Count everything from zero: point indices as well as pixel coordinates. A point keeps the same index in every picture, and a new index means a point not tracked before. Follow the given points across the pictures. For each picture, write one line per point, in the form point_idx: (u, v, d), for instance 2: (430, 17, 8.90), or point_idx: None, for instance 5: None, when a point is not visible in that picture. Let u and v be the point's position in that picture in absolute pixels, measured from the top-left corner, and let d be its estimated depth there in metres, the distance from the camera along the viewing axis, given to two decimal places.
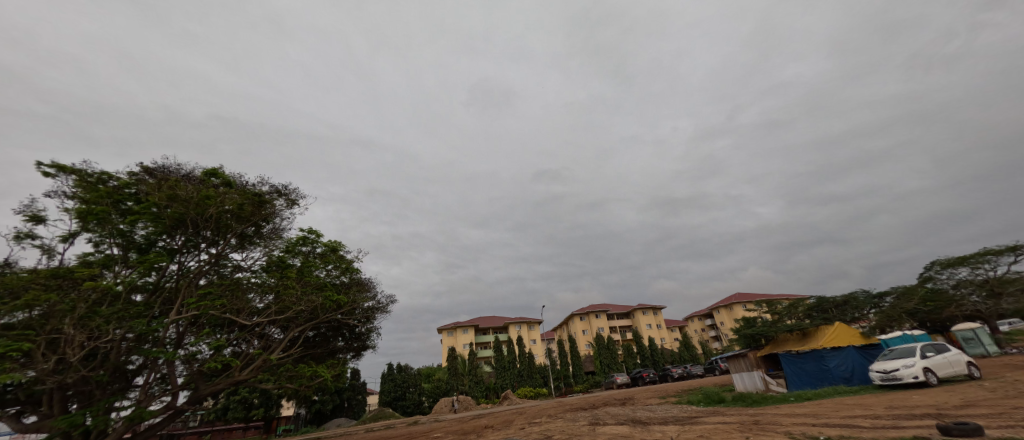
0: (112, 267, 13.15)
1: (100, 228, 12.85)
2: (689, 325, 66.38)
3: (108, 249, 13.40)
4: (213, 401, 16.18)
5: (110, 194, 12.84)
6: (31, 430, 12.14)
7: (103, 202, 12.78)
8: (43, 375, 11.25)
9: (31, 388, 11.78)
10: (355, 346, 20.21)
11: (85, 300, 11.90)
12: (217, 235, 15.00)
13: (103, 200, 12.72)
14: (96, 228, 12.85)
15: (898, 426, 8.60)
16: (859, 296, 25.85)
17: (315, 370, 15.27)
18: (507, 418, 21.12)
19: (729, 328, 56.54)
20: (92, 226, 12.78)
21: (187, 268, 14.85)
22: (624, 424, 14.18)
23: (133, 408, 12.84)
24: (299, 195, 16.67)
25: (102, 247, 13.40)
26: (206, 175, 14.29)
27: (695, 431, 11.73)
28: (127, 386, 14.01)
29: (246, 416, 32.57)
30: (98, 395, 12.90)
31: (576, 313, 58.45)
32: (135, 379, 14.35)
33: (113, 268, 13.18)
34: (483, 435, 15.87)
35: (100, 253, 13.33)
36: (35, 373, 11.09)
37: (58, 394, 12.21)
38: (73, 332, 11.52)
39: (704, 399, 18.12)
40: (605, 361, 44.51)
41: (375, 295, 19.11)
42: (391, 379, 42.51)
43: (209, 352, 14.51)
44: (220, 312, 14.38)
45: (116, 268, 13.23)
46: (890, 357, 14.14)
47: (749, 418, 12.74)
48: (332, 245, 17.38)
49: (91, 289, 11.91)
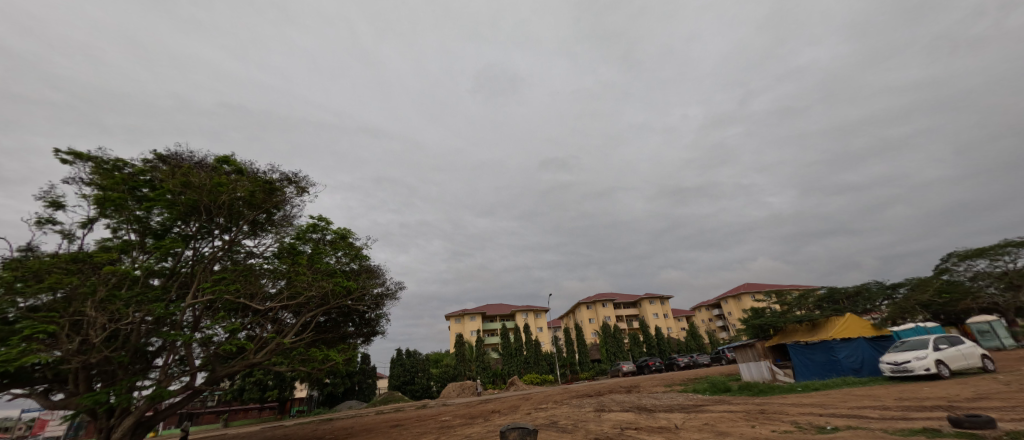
0: (129, 252, 13.46)
1: (117, 214, 13.14)
2: (696, 315, 66.26)
3: (125, 234, 13.71)
4: (229, 382, 16.63)
5: (126, 181, 13.07)
6: (59, 407, 12.65)
7: (119, 189, 13.04)
8: (67, 355, 11.67)
9: (57, 367, 12.22)
10: (364, 332, 20.55)
11: (105, 284, 12.23)
12: (230, 222, 15.22)
13: (118, 186, 12.97)
14: (114, 214, 13.15)
15: (908, 418, 8.58)
16: (871, 287, 25.57)
17: (326, 354, 15.52)
18: (514, 403, 21.53)
19: (737, 318, 56.37)
20: (109, 212, 13.08)
21: (202, 254, 15.15)
22: (629, 411, 14.32)
23: (154, 387, 13.25)
24: (309, 183, 16.79)
25: (119, 233, 13.72)
26: (219, 162, 14.44)
27: (701, 418, 11.79)
28: (147, 367, 14.45)
29: (262, 397, 33.16)
30: (120, 375, 13.33)
31: (583, 302, 58.60)
32: (155, 361, 14.79)
33: (131, 253, 13.50)
34: (490, 420, 16.17)
35: (118, 239, 13.64)
36: (60, 353, 11.52)
37: (82, 373, 12.65)
38: (94, 314, 11.91)
39: (710, 388, 18.22)
40: (612, 350, 44.74)
41: (384, 282, 19.32)
42: (400, 364, 43.19)
43: (225, 336, 14.86)
44: (235, 296, 14.70)
45: (134, 253, 13.56)
46: (902, 349, 14.01)
47: (756, 407, 12.80)
48: (342, 232, 17.52)
49: (111, 273, 12.24)
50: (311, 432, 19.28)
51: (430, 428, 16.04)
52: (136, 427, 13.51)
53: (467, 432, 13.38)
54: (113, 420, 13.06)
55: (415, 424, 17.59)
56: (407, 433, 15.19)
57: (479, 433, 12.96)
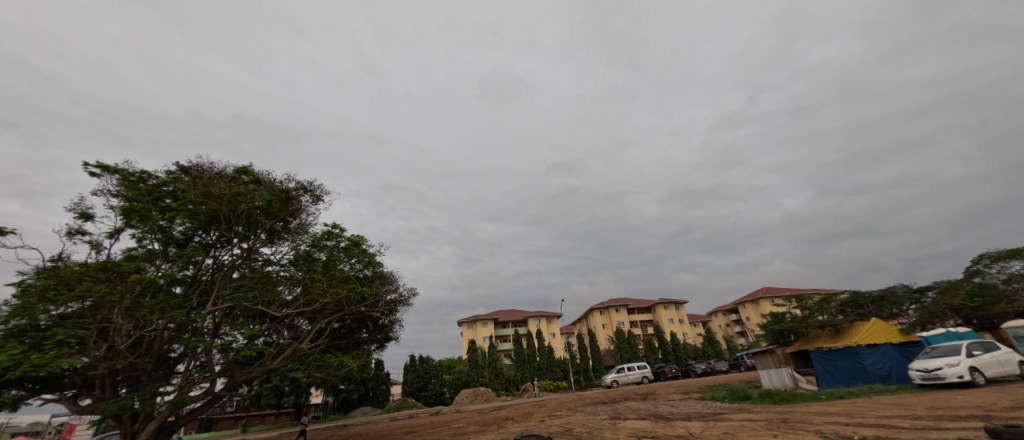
0: (153, 261, 13.81)
1: (142, 224, 13.56)
2: (713, 320, 65.23)
3: (149, 244, 14.10)
4: (247, 388, 16.82)
5: (150, 192, 13.47)
6: (87, 412, 12.96)
7: (144, 200, 13.44)
8: (95, 361, 11.96)
9: (86, 373, 12.56)
10: (379, 338, 20.69)
11: (131, 292, 12.61)
12: (249, 231, 15.47)
13: (144, 197, 13.38)
14: (139, 224, 13.57)
15: (940, 427, 8.27)
16: (898, 291, 24.81)
17: (341, 361, 15.65)
18: (528, 410, 21.36)
19: (757, 323, 55.19)
20: (135, 222, 13.49)
21: (221, 262, 15.46)
22: (645, 419, 14.14)
23: (176, 393, 13.44)
24: (324, 191, 17.04)
25: (144, 243, 14.10)
26: (238, 172, 14.84)
27: (720, 427, 11.58)
28: (170, 373, 14.73)
29: (278, 403, 33.69)
30: (144, 380, 13.62)
31: (595, 307, 58.06)
32: (177, 367, 15.05)
33: (155, 262, 13.85)
34: (505, 427, 16.11)
35: (142, 248, 14.02)
36: (88, 359, 11.84)
37: (109, 379, 12.96)
38: (120, 321, 12.24)
39: (729, 395, 17.85)
40: (626, 356, 44.15)
41: (398, 288, 19.39)
42: (414, 370, 43.33)
43: (243, 342, 15.07)
44: (253, 303, 15.03)
45: (157, 262, 13.88)
46: (933, 355, 13.51)
47: (777, 416, 12.50)
48: (355, 239, 17.66)
49: (138, 281, 12.61)
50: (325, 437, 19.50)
51: (444, 434, 16.00)
52: (159, 431, 13.74)
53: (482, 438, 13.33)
54: (136, 425, 13.31)
55: (430, 431, 17.66)
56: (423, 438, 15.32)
57: None
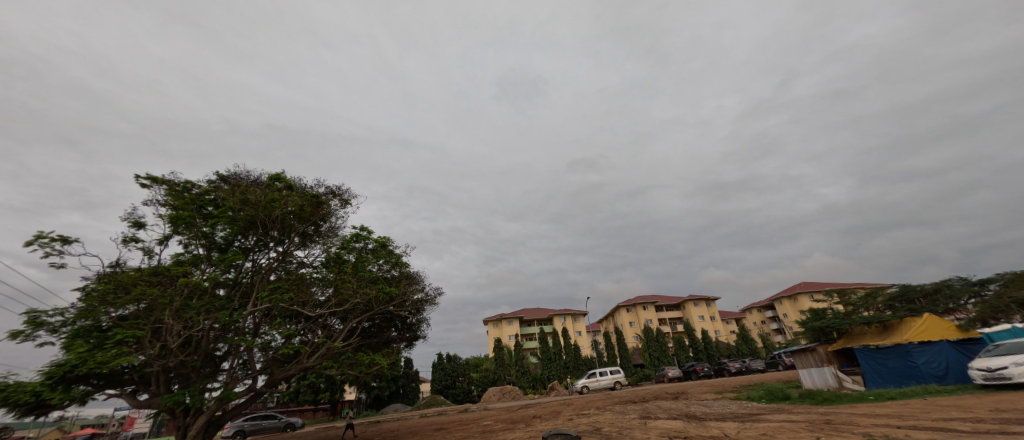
0: (199, 265, 14.28)
1: (188, 231, 14.12)
2: (747, 317, 63.12)
3: (195, 249, 14.63)
4: (286, 386, 17.16)
5: (194, 200, 14.03)
6: (145, 406, 13.49)
7: (189, 208, 14.00)
8: (150, 359, 12.46)
9: (143, 370, 13.10)
10: (407, 336, 20.77)
11: (181, 295, 13.03)
12: (284, 235, 15.73)
13: (188, 206, 13.95)
14: (186, 231, 14.15)
15: (1008, 432, 7.45)
16: (952, 283, 23.02)
17: (373, 359, 15.75)
18: (555, 409, 21.08)
19: (794, 320, 52.99)
20: (181, 229, 14.06)
21: (260, 265, 15.82)
22: (676, 419, 13.56)
23: (223, 389, 13.85)
24: (352, 195, 17.23)
25: (190, 248, 14.64)
26: (271, 179, 15.15)
27: (757, 428, 10.96)
28: (216, 370, 15.20)
29: (315, 399, 34.65)
30: (194, 377, 14.10)
31: (621, 305, 57.05)
32: (222, 364, 15.51)
33: (200, 266, 14.30)
34: (533, 425, 15.89)
35: (189, 253, 14.55)
36: (144, 357, 12.34)
37: (162, 376, 13.48)
38: (172, 321, 12.71)
39: (767, 395, 17.00)
40: (655, 354, 43.09)
41: (424, 287, 19.39)
42: (441, 368, 43.71)
43: (282, 341, 15.37)
44: (289, 304, 15.31)
45: (203, 266, 14.34)
46: (996, 353, 12.42)
47: (820, 418, 11.72)
48: (382, 241, 17.74)
49: (185, 284, 12.99)
50: (358, 433, 19.83)
51: (472, 431, 15.92)
52: (209, 425, 14.24)
53: (509, 435, 13.18)
54: (188, 419, 13.98)
55: (459, 427, 17.65)
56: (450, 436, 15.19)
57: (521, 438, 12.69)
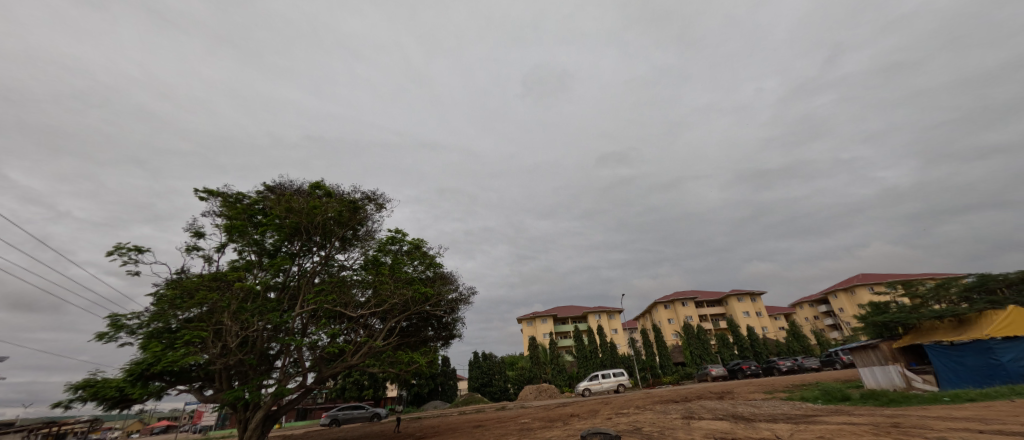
0: (252, 271, 14.85)
1: (241, 238, 14.76)
2: (798, 313, 59.84)
3: (248, 256, 15.24)
4: (332, 383, 17.53)
5: (245, 210, 14.77)
6: (210, 401, 14.08)
7: (241, 217, 14.71)
8: (214, 357, 13.00)
9: (207, 368, 13.73)
10: (443, 335, 20.77)
11: (237, 298, 13.56)
12: (325, 240, 16.04)
13: (240, 216, 14.67)
14: (239, 239, 14.81)
15: None
16: None
17: (411, 357, 15.77)
18: (593, 407, 20.50)
19: (852, 314, 49.74)
20: (235, 237, 14.75)
21: (305, 269, 16.21)
22: (722, 420, 12.73)
23: (277, 385, 14.25)
24: (386, 199, 17.36)
25: (244, 254, 15.27)
26: (312, 187, 15.52)
27: (814, 431, 10.07)
28: (270, 368, 15.71)
29: (359, 396, 35.65)
30: (252, 374, 14.62)
31: (658, 301, 55.36)
32: (275, 362, 16.01)
33: (253, 271, 14.84)
34: (570, 423, 15.44)
35: (243, 259, 15.17)
36: (208, 356, 12.89)
37: (224, 373, 14.07)
38: (230, 323, 13.20)
39: (823, 396, 15.77)
40: (697, 352, 41.44)
41: (458, 287, 19.30)
42: (478, 367, 43.90)
43: (328, 340, 15.66)
44: (332, 306, 15.57)
45: (255, 271, 14.87)
46: None
47: (886, 420, 10.64)
48: (416, 242, 17.78)
49: (241, 288, 13.48)
50: (399, 429, 20.09)
51: (509, 429, 15.67)
52: (265, 419, 14.67)
53: (547, 434, 12.81)
54: (248, 413, 14.45)
55: (496, 425, 17.45)
56: (487, 434, 14.99)
57: (557, 437, 12.27)
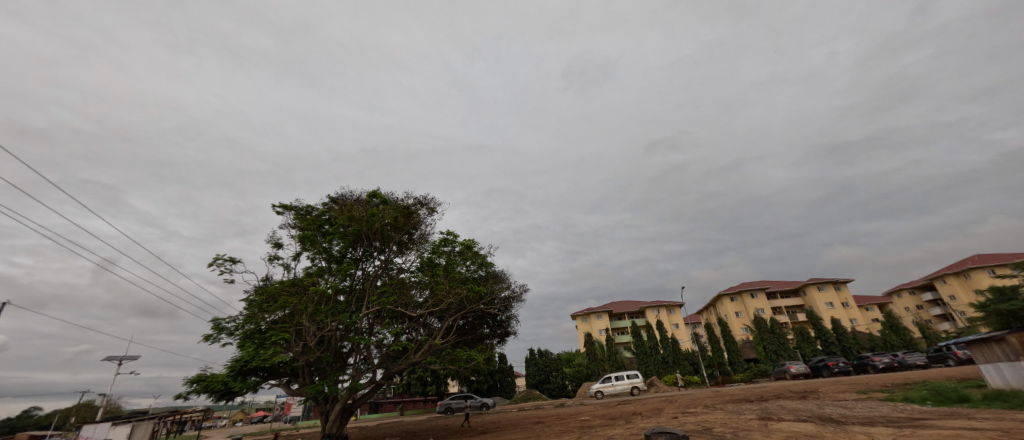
0: (324, 276, 15.48)
1: (312, 247, 15.43)
2: (896, 302, 53.57)
3: (319, 263, 15.90)
4: (399, 378, 17.84)
5: (314, 221, 15.37)
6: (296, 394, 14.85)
7: (311, 228, 15.33)
8: (298, 355, 13.67)
9: (293, 364, 14.55)
10: (499, 333, 20.50)
11: (312, 301, 14.19)
12: (385, 245, 16.36)
13: (310, 226, 15.30)
14: (310, 247, 15.49)
15: None
16: None
17: (470, 354, 15.57)
18: (658, 405, 19.32)
19: (966, 301, 43.60)
20: (307, 245, 15.45)
21: (368, 273, 16.62)
22: (806, 422, 11.24)
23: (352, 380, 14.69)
24: (437, 203, 17.40)
25: (316, 261, 15.98)
26: (369, 195, 15.84)
27: (929, 437, 8.50)
28: (344, 365, 16.25)
29: (423, 392, 36.68)
30: (330, 370, 15.22)
31: (723, 293, 51.91)
32: (348, 359, 16.53)
33: (325, 277, 15.47)
34: (634, 421, 14.53)
35: (314, 266, 15.85)
36: (292, 354, 13.57)
37: (307, 369, 14.79)
38: (308, 324, 13.80)
39: (931, 397, 13.57)
40: (771, 348, 38.27)
41: (510, 285, 18.99)
42: (534, 363, 43.56)
43: (392, 339, 15.90)
44: (394, 306, 15.79)
45: (327, 276, 15.48)
46: None
47: (1023, 426, 8.78)
48: (468, 243, 17.65)
49: (315, 292, 14.14)
50: (460, 424, 20.22)
51: (570, 426, 15.06)
52: (344, 412, 15.23)
53: (609, 433, 12.05)
54: (328, 405, 15.31)
55: (555, 422, 16.91)
56: (545, 431, 14.51)
57: (617, 435, 11.50)
